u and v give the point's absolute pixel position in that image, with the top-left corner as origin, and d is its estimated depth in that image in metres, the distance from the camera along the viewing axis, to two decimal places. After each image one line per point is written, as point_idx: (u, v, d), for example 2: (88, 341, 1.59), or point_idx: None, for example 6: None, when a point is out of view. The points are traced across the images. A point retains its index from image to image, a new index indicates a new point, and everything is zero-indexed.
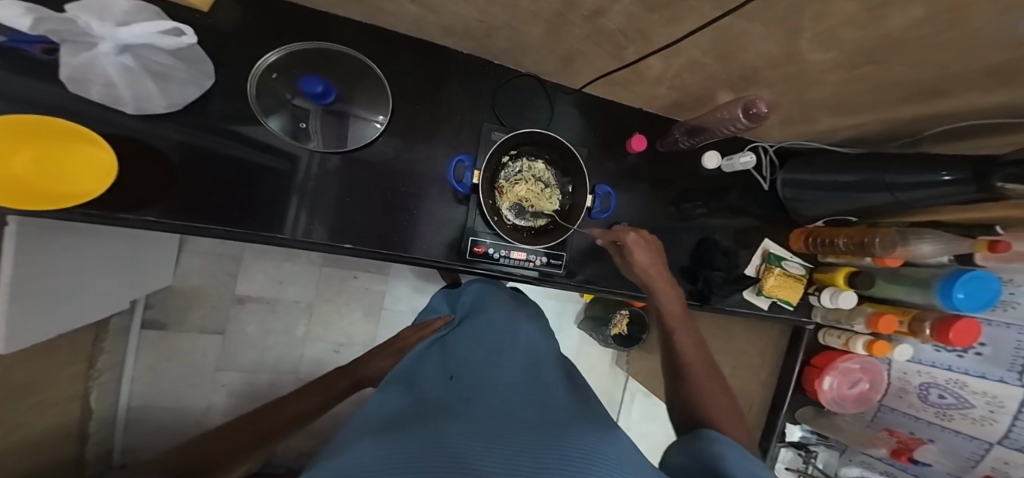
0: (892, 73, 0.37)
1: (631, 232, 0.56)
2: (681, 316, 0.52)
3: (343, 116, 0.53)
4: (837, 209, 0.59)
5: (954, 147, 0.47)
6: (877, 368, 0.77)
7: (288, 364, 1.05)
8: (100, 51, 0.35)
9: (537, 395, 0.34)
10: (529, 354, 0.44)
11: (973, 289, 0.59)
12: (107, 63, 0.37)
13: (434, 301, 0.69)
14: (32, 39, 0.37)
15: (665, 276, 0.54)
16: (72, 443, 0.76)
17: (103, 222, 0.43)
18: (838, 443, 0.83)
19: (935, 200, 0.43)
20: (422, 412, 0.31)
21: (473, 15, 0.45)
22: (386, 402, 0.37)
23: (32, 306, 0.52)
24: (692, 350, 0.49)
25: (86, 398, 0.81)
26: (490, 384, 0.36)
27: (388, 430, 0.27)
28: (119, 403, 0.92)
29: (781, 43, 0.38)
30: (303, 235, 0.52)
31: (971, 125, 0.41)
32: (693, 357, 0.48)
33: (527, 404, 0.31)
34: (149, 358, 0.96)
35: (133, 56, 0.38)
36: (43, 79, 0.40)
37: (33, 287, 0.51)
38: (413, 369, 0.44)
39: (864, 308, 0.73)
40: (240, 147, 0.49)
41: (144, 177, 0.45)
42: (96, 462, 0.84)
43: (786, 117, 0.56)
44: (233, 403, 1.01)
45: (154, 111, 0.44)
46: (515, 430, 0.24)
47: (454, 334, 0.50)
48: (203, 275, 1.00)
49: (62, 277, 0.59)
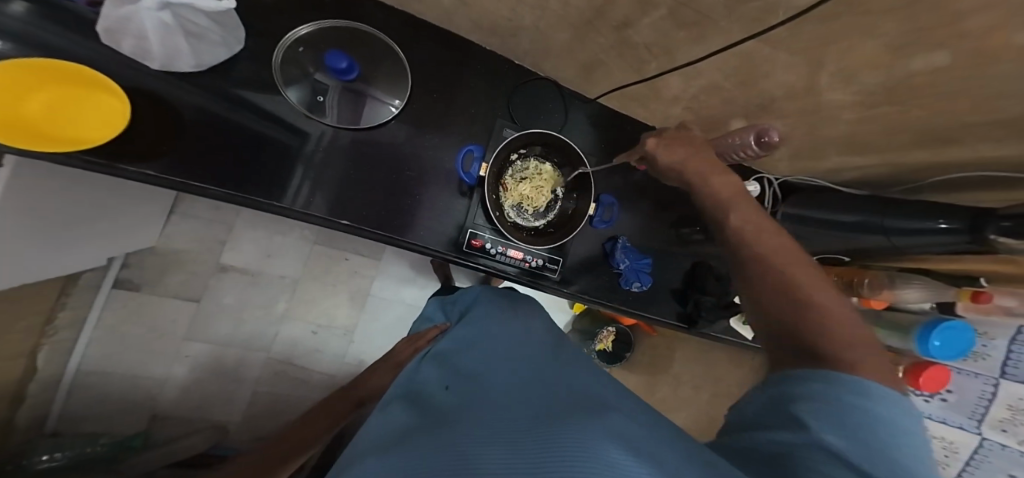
0: (905, 117, 0.39)
1: (650, 139, 0.46)
2: (735, 198, 0.37)
3: (361, 95, 0.53)
4: (829, 247, 0.61)
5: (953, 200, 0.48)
6: None
7: (262, 341, 1.02)
8: (142, 5, 0.36)
9: (536, 387, 0.30)
10: (526, 349, 0.40)
11: (950, 338, 0.60)
12: (146, 17, 0.37)
13: (429, 310, 0.70)
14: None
15: (704, 166, 0.40)
16: (5, 404, 0.72)
17: (103, 172, 0.41)
18: None
19: (931, 247, 0.45)
20: (423, 425, 0.30)
21: (503, 11, 0.46)
22: (387, 421, 0.37)
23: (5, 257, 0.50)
24: (770, 243, 0.32)
25: (33, 356, 0.76)
26: (489, 387, 0.34)
27: (389, 449, 0.27)
28: (67, 366, 0.87)
29: (800, 76, 0.39)
30: (301, 206, 0.51)
31: (975, 177, 0.42)
32: (768, 244, 0.32)
33: (527, 401, 0.27)
34: (113, 320, 0.92)
35: (173, 14, 0.38)
36: (63, 25, 0.40)
37: (10, 239, 0.49)
38: (419, 384, 0.45)
39: None
40: (250, 116, 0.49)
41: (153, 132, 0.44)
42: (28, 425, 0.79)
43: (795, 151, 0.58)
44: (195, 376, 0.97)
45: (180, 69, 0.44)
46: (515, 432, 0.20)
47: (449, 345, 0.50)
48: (189, 239, 0.96)
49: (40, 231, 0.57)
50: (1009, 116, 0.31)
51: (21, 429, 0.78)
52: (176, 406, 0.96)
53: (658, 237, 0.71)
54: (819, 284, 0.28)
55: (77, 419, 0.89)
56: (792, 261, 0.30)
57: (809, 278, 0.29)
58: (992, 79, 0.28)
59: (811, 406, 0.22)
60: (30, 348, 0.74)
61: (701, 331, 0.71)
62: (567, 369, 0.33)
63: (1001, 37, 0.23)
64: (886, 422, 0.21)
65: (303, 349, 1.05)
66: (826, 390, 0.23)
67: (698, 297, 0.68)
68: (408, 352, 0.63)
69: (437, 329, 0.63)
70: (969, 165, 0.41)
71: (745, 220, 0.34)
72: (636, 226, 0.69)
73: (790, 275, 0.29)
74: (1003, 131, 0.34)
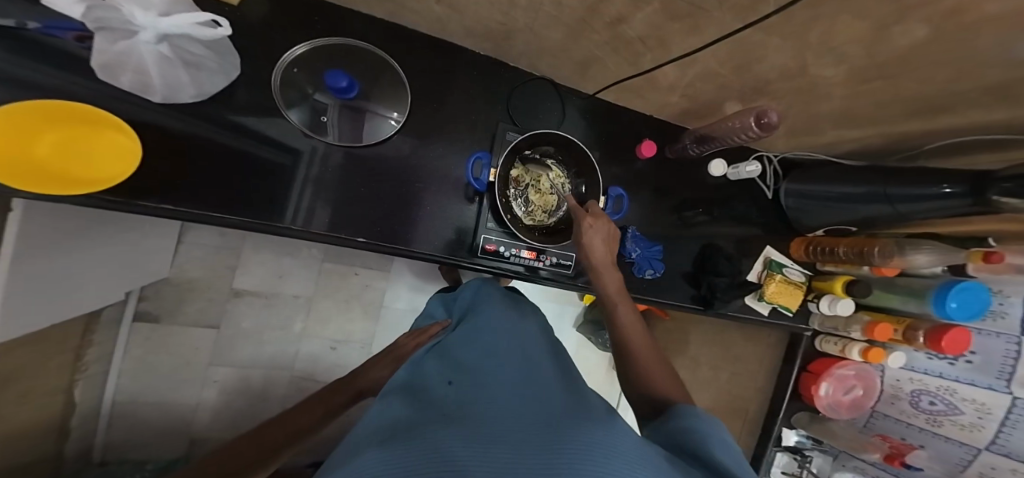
0: (899, 90, 0.39)
1: (587, 217, 0.52)
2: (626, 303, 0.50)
3: (361, 111, 0.54)
4: (836, 220, 0.61)
5: (943, 165, 0.51)
6: (870, 375, 0.80)
7: (284, 360, 1.04)
8: (141, 40, 0.37)
9: (532, 396, 0.37)
10: (521, 353, 0.48)
11: (965, 299, 0.61)
12: (144, 50, 0.38)
13: (429, 306, 0.71)
14: (66, 26, 0.38)
15: (609, 260, 0.52)
16: (53, 438, 0.75)
17: (110, 207, 0.42)
18: (832, 449, 0.87)
19: (932, 212, 0.45)
20: (426, 416, 0.34)
21: (496, 17, 0.47)
22: (387, 407, 0.40)
23: (27, 295, 0.51)
24: (641, 341, 0.47)
25: (71, 392, 0.79)
26: (489, 383, 0.40)
27: (391, 439, 0.30)
28: (103, 398, 0.91)
29: (793, 56, 0.39)
30: (301, 225, 0.52)
31: (962, 141, 0.44)
32: (639, 342, 0.47)
33: (526, 405, 0.35)
34: (139, 351, 0.95)
35: (169, 45, 0.40)
36: (58, 65, 0.40)
37: (28, 278, 0.50)
38: (411, 379, 0.46)
39: (861, 315, 0.75)
40: (251, 141, 0.49)
41: (152, 162, 0.44)
42: (74, 457, 0.82)
43: (792, 128, 0.59)
44: (223, 399, 1.00)
45: (182, 101, 0.45)
46: (522, 431, 0.28)
47: (449, 341, 0.53)
48: (202, 267, 0.98)
49: (61, 273, 0.59)
50: (999, 81, 0.32)
51: (70, 461, 0.82)
52: (211, 426, 0.99)
53: (664, 224, 0.71)
54: (661, 371, 0.44)
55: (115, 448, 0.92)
56: (650, 358, 0.46)
57: (654, 365, 0.45)
58: (980, 46, 0.29)
59: (671, 431, 0.32)
60: (68, 384, 0.78)
61: (719, 312, 0.71)
62: (549, 384, 0.42)
63: (985, 9, 0.24)
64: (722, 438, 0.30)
65: (323, 364, 1.07)
66: (682, 418, 0.33)
67: (710, 279, 0.69)
68: (411, 345, 0.64)
69: (439, 324, 0.65)
70: (969, 129, 0.42)
71: (628, 319, 0.49)
72: (641, 215, 0.70)
73: (648, 372, 0.44)
74: (992, 95, 0.35)
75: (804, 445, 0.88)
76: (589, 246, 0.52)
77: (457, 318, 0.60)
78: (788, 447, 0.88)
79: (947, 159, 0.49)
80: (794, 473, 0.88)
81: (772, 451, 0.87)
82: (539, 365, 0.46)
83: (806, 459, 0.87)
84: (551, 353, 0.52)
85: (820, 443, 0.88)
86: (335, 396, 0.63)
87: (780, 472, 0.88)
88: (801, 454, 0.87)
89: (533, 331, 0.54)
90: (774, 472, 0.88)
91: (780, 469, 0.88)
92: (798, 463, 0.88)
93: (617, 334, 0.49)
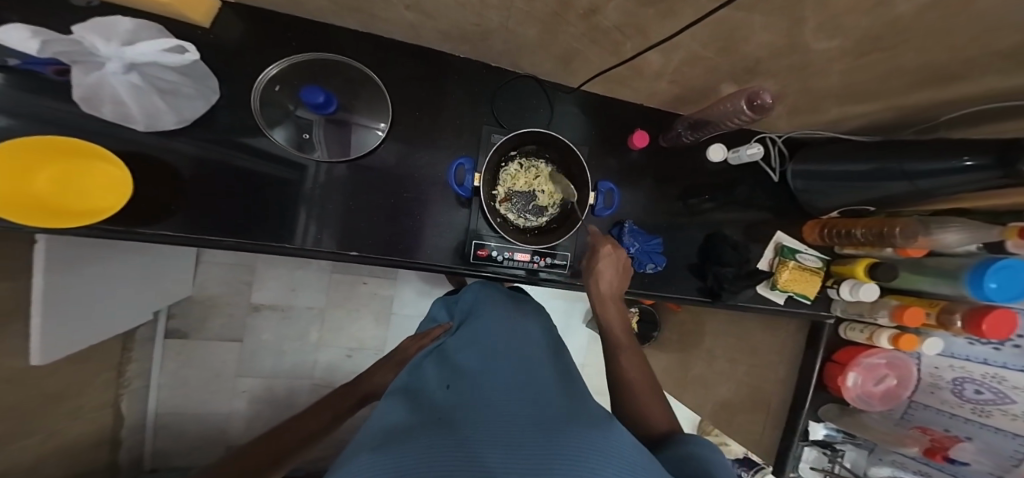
0: (903, 59, 0.36)
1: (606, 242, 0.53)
2: (620, 331, 0.50)
3: (345, 124, 0.54)
4: (850, 201, 0.57)
5: (971, 137, 0.45)
6: (905, 364, 0.76)
7: (304, 370, 1.07)
8: (108, 71, 0.38)
9: (530, 395, 0.37)
10: (520, 351, 0.47)
11: (1006, 278, 0.55)
12: (116, 82, 0.39)
13: (433, 310, 0.69)
14: (43, 61, 0.40)
15: (614, 293, 0.52)
16: (106, 450, 0.81)
17: (125, 236, 0.45)
18: (867, 442, 0.82)
19: (959, 187, 0.40)
20: (420, 423, 0.33)
21: (468, 18, 0.45)
22: (384, 412, 0.39)
23: (63, 320, 0.56)
24: (638, 374, 0.46)
25: (117, 406, 0.85)
26: (486, 384, 0.39)
27: (384, 444, 0.29)
28: (147, 412, 0.96)
29: (783, 33, 0.36)
30: (311, 245, 0.53)
31: (974, 111, 0.42)
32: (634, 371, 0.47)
33: (523, 407, 0.34)
34: (173, 366, 1.00)
35: (140, 75, 0.41)
36: (48, 102, 0.42)
37: (61, 303, 0.55)
38: (411, 381, 0.46)
39: (888, 300, 0.70)
40: (245, 158, 0.51)
41: (157, 192, 0.47)
42: (127, 465, 0.89)
43: (793, 108, 0.55)
44: (252, 408, 1.05)
45: (166, 128, 0.46)
46: (520, 438, 0.27)
47: (451, 342, 0.51)
48: (220, 284, 1.02)
49: (89, 298, 0.62)
50: (1009, 46, 0.29)
51: (125, 468, 0.88)
52: (244, 434, 1.04)
53: (666, 215, 0.68)
54: (658, 406, 0.43)
55: (161, 455, 0.98)
56: (644, 390, 0.45)
57: (646, 393, 0.45)
58: (984, 10, 0.26)
59: (674, 456, 0.33)
60: (112, 399, 0.83)
61: (727, 303, 0.68)
62: (549, 382, 0.41)
63: None
64: (720, 463, 0.30)
65: (341, 372, 1.09)
66: (688, 445, 0.33)
67: (716, 269, 0.65)
68: (413, 350, 0.64)
69: (441, 327, 0.63)
70: (1002, 96, 0.37)
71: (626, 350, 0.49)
72: (640, 208, 0.67)
73: (643, 402, 0.44)
74: (1009, 60, 0.31)
75: (833, 439, 0.84)
76: (599, 272, 0.52)
77: (457, 321, 0.58)
78: (816, 441, 0.84)
79: (970, 128, 0.45)
80: (826, 469, 0.84)
81: (799, 445, 0.83)
82: (538, 361, 0.46)
83: (836, 454, 0.82)
84: (553, 353, 0.50)
85: (853, 436, 0.84)
86: (344, 403, 0.63)
87: (809, 466, 0.84)
88: (832, 449, 0.83)
89: (535, 334, 0.52)
90: (803, 468, 0.84)
91: (808, 464, 0.84)
92: (829, 458, 0.83)
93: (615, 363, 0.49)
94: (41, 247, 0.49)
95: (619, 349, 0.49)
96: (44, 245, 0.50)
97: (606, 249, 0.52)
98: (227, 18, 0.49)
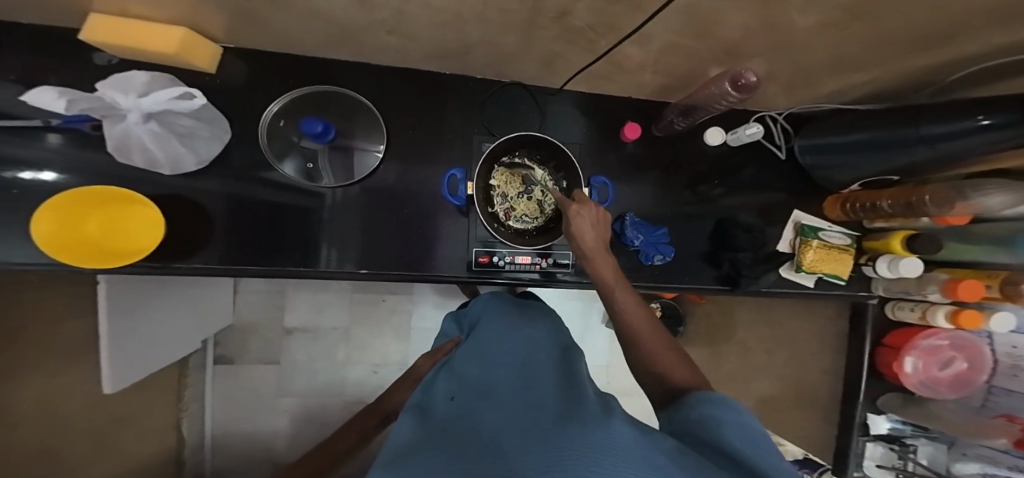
0: (888, 24, 0.34)
1: (574, 202, 0.45)
2: (621, 289, 0.43)
3: (347, 150, 0.57)
4: (867, 172, 0.53)
5: (993, 92, 0.41)
6: (973, 344, 0.67)
7: (335, 387, 1.12)
8: (131, 121, 0.44)
9: (534, 399, 0.36)
10: (523, 355, 0.46)
11: None
12: (139, 131, 0.45)
13: (443, 326, 0.70)
14: (81, 118, 0.47)
15: (601, 249, 0.44)
16: None
17: (161, 271, 0.50)
18: (945, 436, 0.72)
19: (981, 149, 0.36)
20: (430, 437, 0.33)
21: (446, 35, 0.47)
22: (397, 430, 0.39)
23: (130, 353, 0.64)
24: (648, 331, 0.40)
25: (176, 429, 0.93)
26: (493, 394, 0.38)
27: (395, 461, 0.30)
28: (203, 434, 1.04)
29: (756, 14, 0.35)
30: (335, 267, 0.57)
31: (980, 71, 0.39)
32: (644, 331, 0.40)
33: (526, 412, 0.33)
34: (222, 390, 1.07)
35: (158, 122, 0.46)
36: (88, 157, 0.48)
37: (126, 338, 0.62)
38: (422, 397, 0.47)
39: (937, 275, 0.64)
40: (263, 191, 0.55)
41: (185, 230, 0.51)
42: None
43: (788, 85, 0.53)
44: (294, 427, 1.09)
45: (189, 170, 0.51)
46: (519, 439, 0.27)
47: (459, 354, 0.52)
48: (254, 311, 1.09)
49: (150, 330, 0.70)
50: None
51: None
52: (288, 453, 1.09)
53: (672, 205, 0.66)
54: (673, 357, 0.38)
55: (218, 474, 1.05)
56: (658, 345, 0.39)
57: (661, 349, 0.38)
58: None
59: (693, 428, 0.27)
60: None
61: (747, 290, 0.65)
62: (555, 384, 0.40)
63: None
64: (743, 427, 0.24)
65: (369, 387, 1.13)
66: (700, 407, 0.27)
67: (732, 255, 0.63)
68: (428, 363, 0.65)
69: (451, 342, 0.64)
70: (1006, 52, 0.34)
71: (631, 310, 0.42)
72: (642, 201, 0.66)
73: (657, 356, 0.38)
74: (1008, 12, 0.28)
75: (901, 433, 0.76)
76: (576, 233, 0.44)
77: (466, 332, 0.59)
78: (880, 435, 0.77)
79: (988, 85, 0.41)
80: (895, 467, 0.75)
81: (858, 440, 0.78)
82: (543, 363, 0.45)
83: (907, 449, 0.74)
84: (560, 352, 0.50)
85: (926, 429, 0.74)
86: (367, 420, 0.65)
87: (875, 465, 0.78)
88: (900, 443, 0.75)
89: (541, 338, 0.52)
90: (867, 466, 0.78)
91: (875, 462, 0.78)
92: (899, 455, 0.74)
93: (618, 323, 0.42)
94: (103, 288, 0.55)
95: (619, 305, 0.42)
96: (105, 286, 0.56)
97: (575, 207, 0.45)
98: (231, 65, 0.54)
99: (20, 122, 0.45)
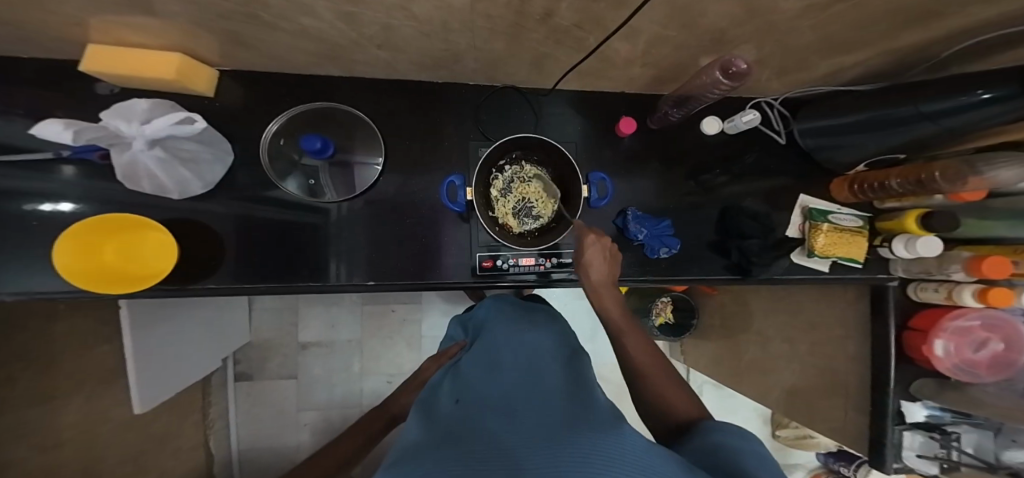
0: (870, 6, 0.33)
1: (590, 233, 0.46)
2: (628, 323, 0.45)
3: (346, 164, 0.57)
4: (871, 151, 0.52)
5: (993, 65, 0.39)
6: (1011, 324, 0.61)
7: (352, 398, 1.13)
8: (136, 148, 0.44)
9: (541, 402, 0.36)
10: (528, 357, 0.46)
11: None
12: (144, 157, 0.46)
13: (449, 329, 0.70)
14: (89, 148, 0.48)
15: (608, 282, 0.46)
16: None
17: (178, 292, 0.52)
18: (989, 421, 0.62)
19: (987, 123, 0.35)
20: (436, 439, 0.33)
21: (436, 45, 0.48)
22: (404, 431, 0.39)
23: (154, 374, 0.66)
24: (654, 367, 0.42)
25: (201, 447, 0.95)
26: (499, 395, 0.39)
27: (398, 462, 0.30)
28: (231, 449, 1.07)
29: (737, 3, 0.34)
30: (345, 280, 0.58)
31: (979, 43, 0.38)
32: (653, 367, 0.42)
33: (533, 414, 0.33)
34: (245, 407, 1.09)
35: (163, 148, 0.47)
36: (101, 185, 0.50)
37: (150, 360, 0.64)
38: (428, 398, 0.47)
39: (958, 253, 0.60)
40: (268, 209, 0.56)
41: (199, 251, 0.53)
42: None
43: (781, 69, 0.52)
44: (316, 439, 1.11)
45: (196, 192, 0.52)
46: (524, 443, 0.26)
47: (466, 358, 0.52)
48: (272, 329, 1.11)
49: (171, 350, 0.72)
50: None
51: None
52: None
53: (673, 196, 0.65)
54: (677, 393, 0.40)
55: None
56: (665, 383, 0.41)
57: (668, 387, 0.40)
58: None
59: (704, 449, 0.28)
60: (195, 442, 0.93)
61: (760, 278, 0.63)
62: (561, 387, 0.40)
63: None
64: (748, 452, 0.26)
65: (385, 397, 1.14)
66: (715, 434, 0.28)
67: (738, 243, 0.61)
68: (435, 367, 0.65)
69: (457, 345, 0.64)
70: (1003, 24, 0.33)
71: (637, 343, 0.44)
72: (643, 195, 0.65)
73: (661, 391, 0.40)
74: None
75: (940, 420, 0.65)
76: (588, 265, 0.46)
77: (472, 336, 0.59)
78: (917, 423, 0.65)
79: (984, 59, 0.40)
80: (939, 457, 0.63)
81: (895, 431, 0.64)
82: (550, 366, 0.45)
83: (949, 437, 0.63)
84: (566, 355, 0.49)
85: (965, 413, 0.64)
86: (377, 425, 0.65)
87: (915, 455, 0.65)
88: (940, 431, 0.64)
89: (547, 340, 0.51)
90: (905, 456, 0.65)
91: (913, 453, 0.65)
92: (942, 444, 0.63)
93: (627, 359, 0.44)
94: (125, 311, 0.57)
95: (625, 339, 0.44)
96: (127, 309, 0.58)
97: (591, 238, 0.46)
98: (232, 90, 0.56)
99: (34, 155, 0.47)
